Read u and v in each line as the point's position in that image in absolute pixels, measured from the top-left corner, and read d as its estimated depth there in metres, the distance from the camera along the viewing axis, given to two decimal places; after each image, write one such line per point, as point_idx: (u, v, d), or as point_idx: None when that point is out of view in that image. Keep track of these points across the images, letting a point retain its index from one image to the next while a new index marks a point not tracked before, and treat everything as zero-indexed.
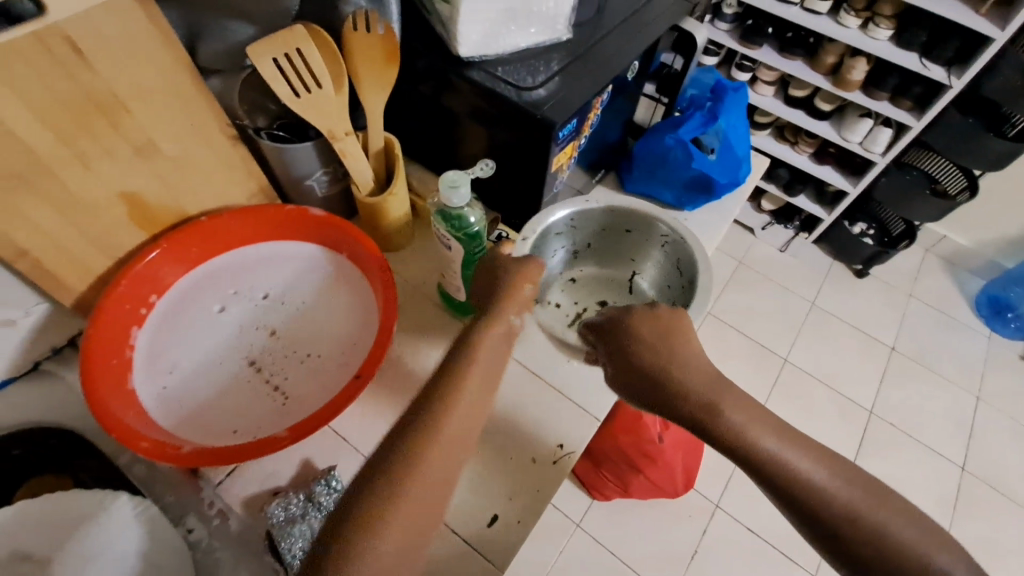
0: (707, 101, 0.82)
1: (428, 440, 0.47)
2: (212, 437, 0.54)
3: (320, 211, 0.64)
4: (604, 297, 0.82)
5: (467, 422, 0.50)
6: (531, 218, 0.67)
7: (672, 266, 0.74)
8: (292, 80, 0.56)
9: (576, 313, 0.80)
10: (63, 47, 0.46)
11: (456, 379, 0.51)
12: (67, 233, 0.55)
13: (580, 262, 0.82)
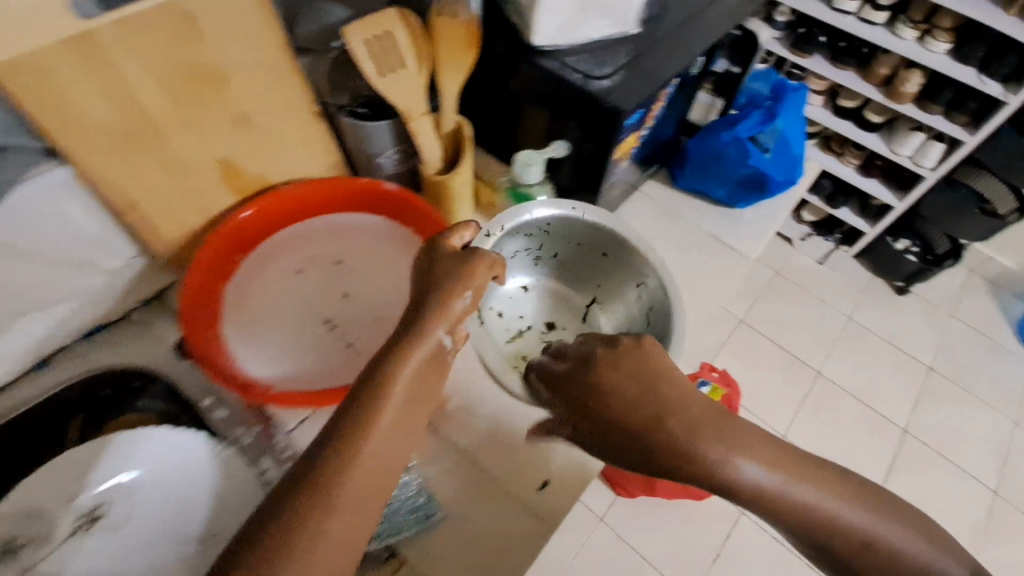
0: (766, 100, 0.89)
1: (350, 462, 0.41)
2: (289, 384, 0.59)
3: (391, 184, 0.66)
4: (553, 318, 0.79)
5: (391, 444, 0.44)
6: (509, 208, 0.69)
7: (640, 313, 0.73)
8: (379, 59, 0.60)
9: (519, 329, 0.78)
10: (181, 20, 0.52)
11: (378, 394, 0.45)
12: (170, 192, 0.60)
13: (540, 276, 0.81)
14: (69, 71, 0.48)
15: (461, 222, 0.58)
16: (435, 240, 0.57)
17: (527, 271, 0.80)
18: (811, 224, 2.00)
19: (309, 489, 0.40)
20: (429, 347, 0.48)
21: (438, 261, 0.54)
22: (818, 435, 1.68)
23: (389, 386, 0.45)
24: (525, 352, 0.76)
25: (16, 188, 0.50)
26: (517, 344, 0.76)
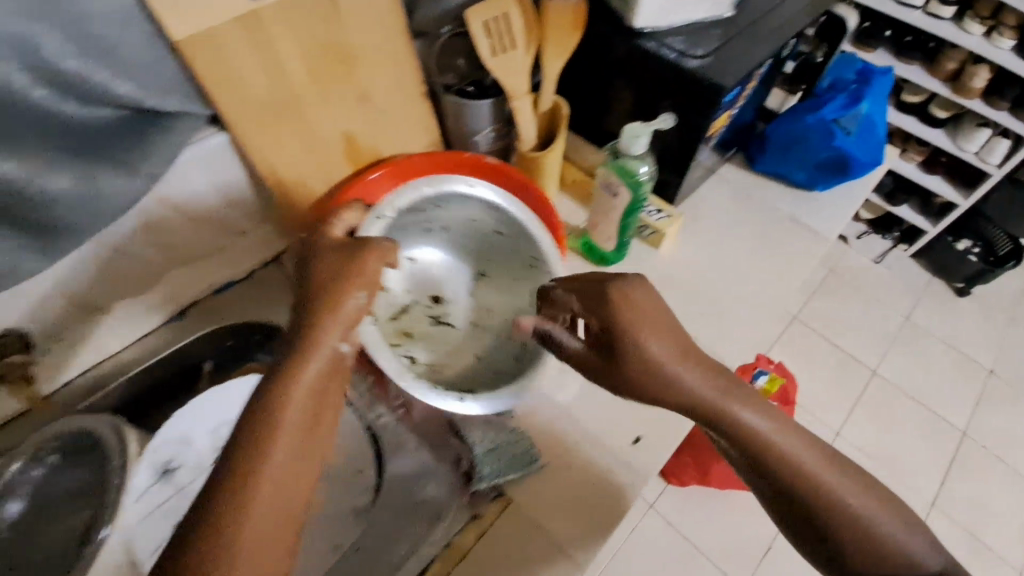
0: (851, 85, 0.92)
1: (253, 480, 0.40)
2: None
3: (494, 160, 0.71)
4: (439, 292, 0.76)
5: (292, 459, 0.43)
6: (412, 182, 0.67)
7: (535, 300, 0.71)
8: (492, 40, 0.65)
9: (403, 305, 0.74)
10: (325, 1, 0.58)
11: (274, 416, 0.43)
12: (302, 160, 0.66)
13: (448, 248, 0.76)
14: (236, 44, 0.54)
15: (347, 205, 0.63)
16: (320, 229, 0.60)
17: (419, 243, 0.75)
18: (868, 221, 1.92)
19: (219, 515, 0.39)
20: (324, 357, 0.48)
21: (321, 259, 0.56)
22: (873, 435, 1.64)
23: (281, 399, 0.45)
24: (408, 327, 0.73)
25: (185, 150, 0.57)
26: (400, 321, 0.72)
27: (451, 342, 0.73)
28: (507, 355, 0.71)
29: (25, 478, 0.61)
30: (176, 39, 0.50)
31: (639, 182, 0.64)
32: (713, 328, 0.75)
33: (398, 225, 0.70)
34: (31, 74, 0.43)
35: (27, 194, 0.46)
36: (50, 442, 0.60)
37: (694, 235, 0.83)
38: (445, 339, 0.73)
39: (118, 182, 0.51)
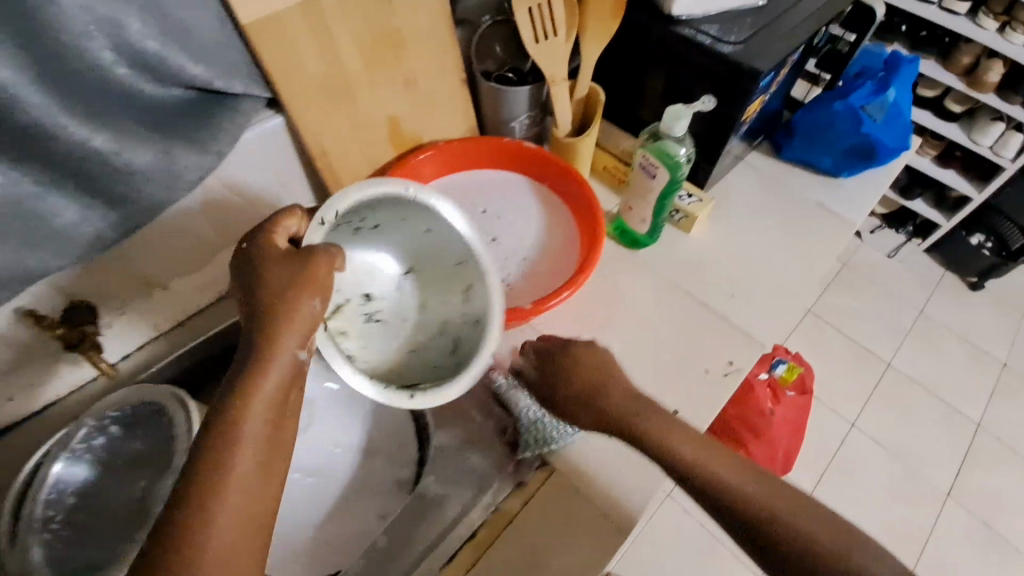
0: (880, 71, 0.92)
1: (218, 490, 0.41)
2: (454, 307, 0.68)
3: (533, 144, 0.75)
4: (370, 288, 0.68)
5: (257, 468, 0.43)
6: (358, 182, 0.56)
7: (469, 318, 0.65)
8: (533, 27, 0.67)
9: (337, 304, 0.65)
10: None
11: (235, 425, 0.43)
12: (350, 143, 0.68)
13: (385, 246, 0.68)
14: (294, 28, 0.56)
15: (285, 211, 0.56)
16: (260, 239, 0.53)
17: (350, 239, 0.65)
18: (882, 216, 1.90)
19: (184, 526, 0.39)
20: (285, 364, 0.47)
21: (270, 269, 0.51)
22: (889, 424, 1.60)
23: (243, 409, 0.44)
24: (343, 329, 0.65)
25: (247, 131, 0.60)
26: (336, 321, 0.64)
27: (393, 337, 0.67)
28: (443, 350, 0.65)
29: (89, 446, 0.63)
30: (243, 23, 0.52)
31: (676, 164, 0.65)
32: (746, 307, 0.77)
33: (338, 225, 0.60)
34: (115, 51, 0.44)
35: (111, 168, 0.47)
36: (112, 411, 0.63)
37: (723, 219, 0.85)
38: (384, 337, 0.67)
39: (192, 160, 0.52)
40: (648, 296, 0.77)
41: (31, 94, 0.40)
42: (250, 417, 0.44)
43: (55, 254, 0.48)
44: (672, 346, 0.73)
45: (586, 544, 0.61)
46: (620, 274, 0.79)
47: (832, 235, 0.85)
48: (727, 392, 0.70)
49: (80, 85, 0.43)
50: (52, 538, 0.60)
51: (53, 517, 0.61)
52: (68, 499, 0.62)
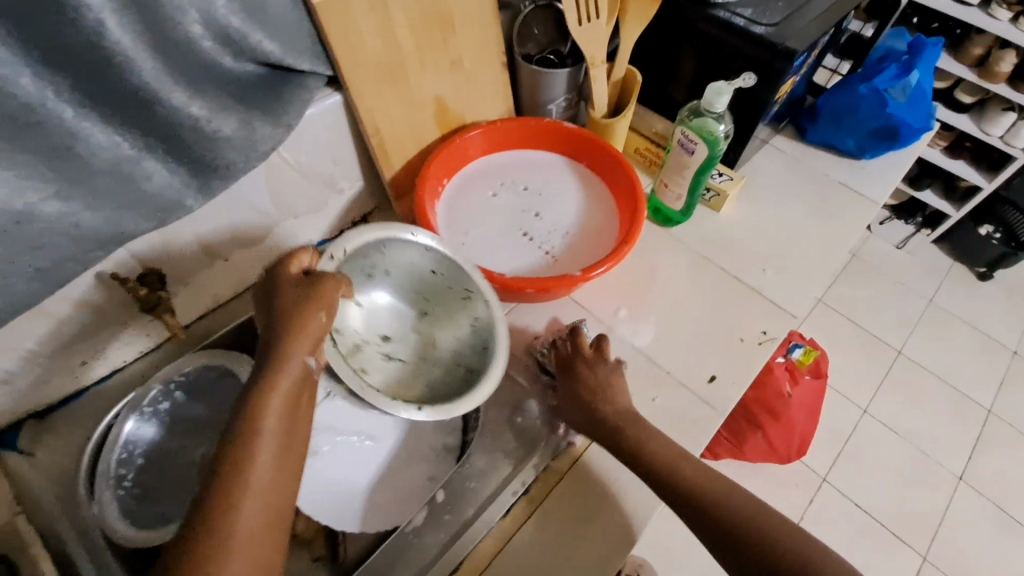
0: (904, 55, 0.96)
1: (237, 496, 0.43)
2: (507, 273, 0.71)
3: (573, 124, 0.78)
4: (387, 331, 0.68)
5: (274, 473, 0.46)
6: (362, 225, 0.60)
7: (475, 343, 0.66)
8: (578, 11, 0.69)
9: (354, 344, 0.64)
10: None
11: (253, 435, 0.45)
12: (401, 122, 0.71)
13: (394, 288, 0.69)
14: (358, 9, 0.59)
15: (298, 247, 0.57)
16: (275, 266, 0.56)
17: (363, 283, 0.66)
18: (891, 207, 1.83)
19: (214, 518, 0.42)
20: (294, 376, 0.49)
21: (282, 287, 0.53)
22: (902, 410, 1.54)
23: (260, 417, 0.46)
24: (363, 369, 0.63)
25: (312, 108, 0.63)
26: (357, 359, 0.63)
27: (414, 376, 0.66)
28: (457, 378, 0.65)
29: (156, 409, 0.66)
30: (314, 3, 0.55)
31: (715, 140, 0.68)
32: (776, 280, 0.79)
33: (348, 266, 0.62)
34: (203, 24, 0.46)
35: (201, 132, 0.50)
36: (177, 376, 0.66)
37: (752, 196, 0.88)
38: (404, 375, 0.66)
39: (267, 130, 0.55)
40: (683, 270, 0.80)
41: (142, 61, 0.43)
42: (268, 428, 0.46)
43: (145, 216, 0.50)
44: (709, 315, 0.76)
45: (631, 496, 0.65)
46: (654, 249, 0.81)
47: (857, 212, 0.88)
48: (762, 358, 0.73)
49: (177, 55, 0.46)
50: (126, 495, 0.63)
51: (126, 476, 0.63)
52: (138, 458, 0.65)
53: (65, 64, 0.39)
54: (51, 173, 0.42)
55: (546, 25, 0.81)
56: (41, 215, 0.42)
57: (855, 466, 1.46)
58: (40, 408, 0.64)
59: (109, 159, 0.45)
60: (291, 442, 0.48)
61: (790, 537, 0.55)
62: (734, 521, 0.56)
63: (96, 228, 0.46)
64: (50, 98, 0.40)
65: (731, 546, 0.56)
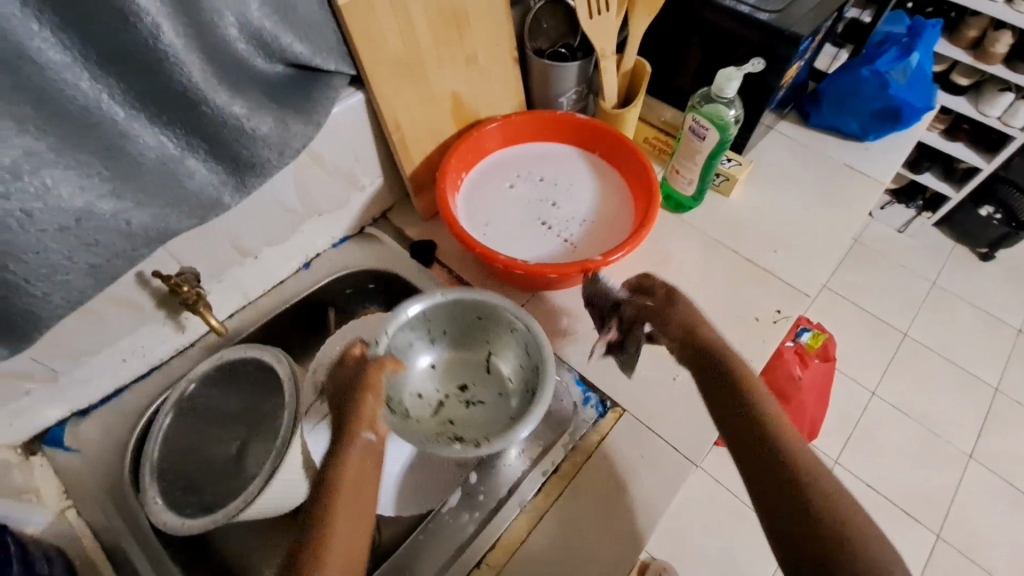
0: (904, 37, 0.99)
1: (325, 550, 0.51)
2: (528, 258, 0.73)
3: (584, 115, 0.80)
4: (466, 379, 0.73)
5: (354, 533, 0.53)
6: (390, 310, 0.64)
7: (529, 361, 0.66)
8: (589, 4, 0.71)
9: (436, 402, 0.71)
10: None
11: (330, 506, 0.54)
12: (420, 119, 0.73)
13: (455, 339, 0.72)
14: (379, 7, 0.60)
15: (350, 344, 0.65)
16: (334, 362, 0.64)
17: (425, 349, 0.71)
18: (892, 191, 1.86)
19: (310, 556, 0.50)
20: (358, 451, 0.57)
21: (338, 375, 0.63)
22: (910, 391, 1.55)
23: (335, 490, 0.55)
24: (450, 419, 0.69)
25: (336, 107, 0.65)
26: (442, 415, 0.70)
27: (494, 412, 0.69)
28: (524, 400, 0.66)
29: (193, 403, 0.68)
30: (339, 3, 0.56)
31: (726, 125, 0.70)
32: (787, 261, 0.81)
33: (399, 345, 0.67)
34: (239, 28, 0.49)
35: (241, 132, 0.52)
36: (213, 371, 0.68)
37: (760, 180, 0.90)
38: (484, 414, 0.69)
39: (300, 129, 0.58)
40: (696, 253, 0.82)
41: (191, 64, 0.46)
42: (342, 499, 0.54)
43: (188, 214, 0.52)
44: (723, 297, 0.78)
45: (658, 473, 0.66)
46: (667, 235, 0.84)
47: (865, 192, 0.90)
48: (777, 336, 0.74)
49: (217, 58, 0.48)
50: (168, 487, 0.64)
51: (168, 468, 0.65)
52: (177, 452, 0.67)
53: (119, 69, 0.42)
54: (106, 172, 0.45)
55: (555, 21, 0.83)
56: (97, 213, 0.45)
57: (866, 447, 1.47)
58: (83, 406, 0.66)
59: (157, 158, 0.48)
60: (364, 507, 0.55)
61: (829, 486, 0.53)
62: (774, 458, 0.56)
63: (146, 225, 0.49)
64: (105, 100, 0.43)
65: (766, 487, 0.55)
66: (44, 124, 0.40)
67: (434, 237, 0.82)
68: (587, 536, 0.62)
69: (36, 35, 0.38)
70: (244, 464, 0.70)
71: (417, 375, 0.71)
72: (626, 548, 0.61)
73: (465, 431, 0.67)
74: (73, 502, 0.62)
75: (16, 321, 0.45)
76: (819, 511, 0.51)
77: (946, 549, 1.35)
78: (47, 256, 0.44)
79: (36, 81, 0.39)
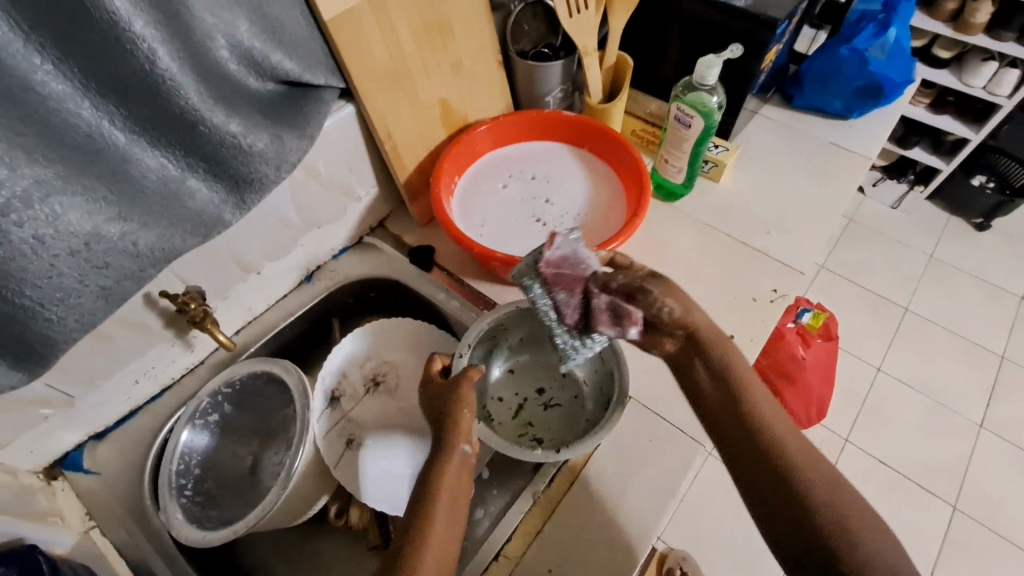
0: (879, 13, 1.00)
1: (420, 551, 0.46)
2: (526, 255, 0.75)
3: (571, 112, 0.81)
4: (542, 382, 0.73)
5: (448, 535, 0.48)
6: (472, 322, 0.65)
7: (605, 368, 0.66)
8: (567, 3, 0.73)
9: (515, 405, 0.72)
10: None
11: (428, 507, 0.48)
12: (411, 126, 0.74)
13: (529, 344, 0.73)
14: (364, 20, 0.62)
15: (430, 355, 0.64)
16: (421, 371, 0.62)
17: (500, 356, 0.72)
18: (883, 168, 1.86)
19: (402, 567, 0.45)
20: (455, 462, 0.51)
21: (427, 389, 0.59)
22: (915, 365, 1.55)
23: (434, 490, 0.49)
24: (529, 422, 0.70)
25: (328, 120, 0.67)
26: (521, 417, 0.71)
27: (572, 417, 0.70)
28: (599, 405, 0.67)
29: (207, 420, 0.70)
30: (325, 19, 0.58)
31: (710, 111, 0.72)
32: (779, 241, 0.82)
33: (479, 352, 0.68)
34: (229, 49, 0.50)
35: (238, 149, 0.53)
36: (225, 388, 0.70)
37: (748, 164, 0.92)
38: (564, 416, 0.70)
39: (295, 143, 0.59)
40: (690, 239, 0.83)
41: (188, 87, 0.47)
42: (442, 502, 0.49)
43: (191, 232, 0.54)
44: (721, 279, 0.79)
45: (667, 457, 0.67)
46: (660, 223, 0.85)
47: (852, 169, 0.91)
48: (776, 315, 0.75)
49: (212, 79, 0.50)
50: (189, 503, 0.66)
51: (187, 485, 0.67)
52: (195, 469, 0.68)
53: (119, 95, 0.44)
54: (112, 196, 0.46)
55: (536, 22, 0.85)
56: (105, 236, 0.47)
57: (875, 422, 1.47)
58: (99, 429, 0.67)
59: (159, 180, 0.49)
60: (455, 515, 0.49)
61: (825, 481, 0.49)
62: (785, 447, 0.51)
63: (151, 245, 0.50)
64: (106, 127, 0.44)
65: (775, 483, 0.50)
66: (50, 153, 0.41)
67: (431, 241, 0.83)
68: (602, 521, 0.63)
69: (38, 68, 0.39)
70: (259, 477, 0.71)
71: (494, 379, 0.72)
72: (641, 529, 0.62)
73: (546, 435, 0.68)
74: (97, 523, 0.63)
75: (33, 346, 0.46)
76: (817, 510, 0.47)
77: (963, 519, 1.35)
78: (61, 281, 0.45)
79: (43, 113, 0.40)
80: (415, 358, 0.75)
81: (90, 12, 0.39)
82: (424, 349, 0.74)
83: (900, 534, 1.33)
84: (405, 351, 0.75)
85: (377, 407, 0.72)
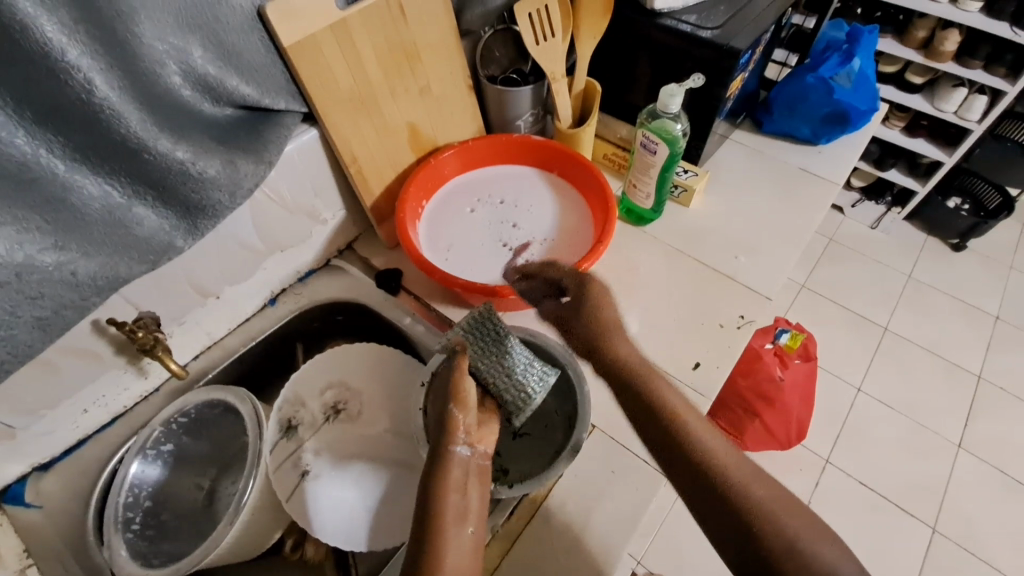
0: (844, 44, 1.04)
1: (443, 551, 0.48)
2: (490, 280, 0.74)
3: (539, 137, 0.82)
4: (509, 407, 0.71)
5: (464, 527, 0.51)
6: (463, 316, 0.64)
7: (568, 394, 0.67)
8: (534, 30, 0.73)
9: None
10: (395, 8, 0.66)
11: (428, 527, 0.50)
12: (377, 148, 0.74)
13: None
14: (326, 47, 0.61)
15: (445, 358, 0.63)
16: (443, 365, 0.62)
17: None
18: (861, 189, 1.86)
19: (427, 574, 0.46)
20: (457, 465, 0.54)
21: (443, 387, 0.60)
22: (896, 385, 1.55)
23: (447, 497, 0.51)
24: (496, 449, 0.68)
25: (289, 144, 0.66)
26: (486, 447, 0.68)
27: (542, 447, 0.67)
28: (563, 432, 0.67)
29: (160, 450, 0.68)
30: (285, 45, 0.57)
31: (675, 139, 0.73)
32: (745, 266, 0.82)
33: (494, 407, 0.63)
34: (181, 75, 0.50)
35: (187, 176, 0.53)
36: (179, 417, 0.68)
37: (718, 189, 0.92)
38: (530, 448, 0.68)
39: (249, 168, 0.58)
40: (660, 263, 0.83)
41: (129, 114, 0.46)
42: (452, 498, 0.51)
43: (138, 260, 0.53)
44: (688, 303, 0.79)
45: (629, 488, 0.65)
46: (631, 246, 0.85)
47: (820, 194, 0.92)
48: (742, 342, 0.75)
49: (160, 105, 0.49)
50: (135, 538, 0.64)
51: (134, 519, 0.65)
52: (146, 501, 0.66)
53: (56, 124, 0.43)
54: (46, 225, 0.45)
55: (506, 48, 0.86)
56: (39, 265, 0.45)
57: (856, 445, 1.46)
58: (43, 460, 0.65)
59: (102, 208, 0.48)
60: (480, 511, 0.52)
61: (752, 524, 0.48)
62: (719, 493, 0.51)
63: (92, 274, 0.49)
64: (44, 155, 0.43)
65: (724, 525, 0.50)
66: None
67: (399, 265, 0.82)
68: (562, 557, 0.61)
69: None
70: (214, 507, 0.69)
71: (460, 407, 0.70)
72: (602, 563, 0.61)
73: (513, 466, 0.67)
74: (34, 560, 0.58)
75: None
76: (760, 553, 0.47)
77: (942, 542, 1.33)
78: None
79: None
80: (374, 387, 0.73)
81: (18, 42, 0.39)
82: (387, 375, 0.73)
83: (880, 557, 1.31)
84: (366, 377, 0.73)
85: (339, 437, 0.69)
